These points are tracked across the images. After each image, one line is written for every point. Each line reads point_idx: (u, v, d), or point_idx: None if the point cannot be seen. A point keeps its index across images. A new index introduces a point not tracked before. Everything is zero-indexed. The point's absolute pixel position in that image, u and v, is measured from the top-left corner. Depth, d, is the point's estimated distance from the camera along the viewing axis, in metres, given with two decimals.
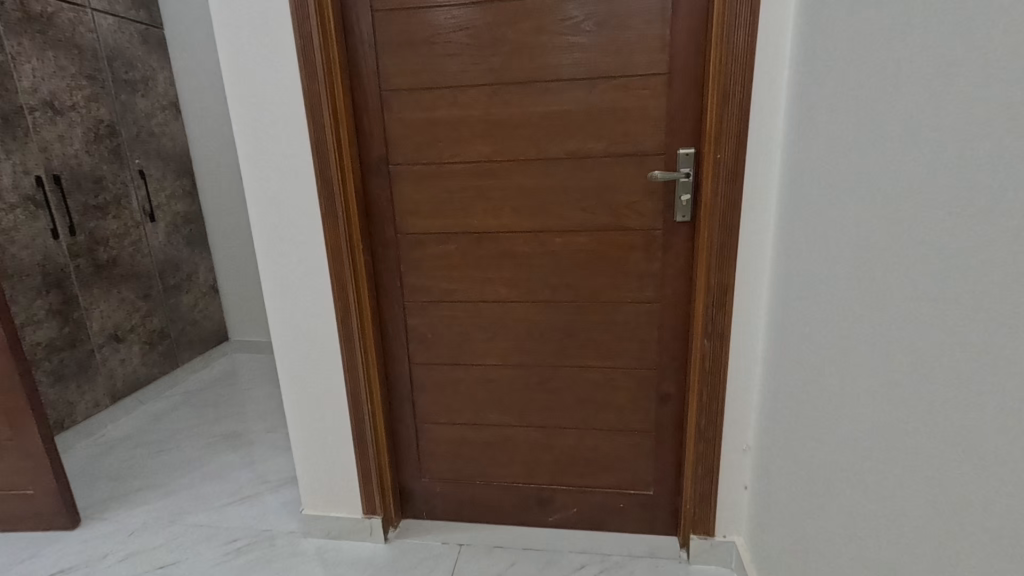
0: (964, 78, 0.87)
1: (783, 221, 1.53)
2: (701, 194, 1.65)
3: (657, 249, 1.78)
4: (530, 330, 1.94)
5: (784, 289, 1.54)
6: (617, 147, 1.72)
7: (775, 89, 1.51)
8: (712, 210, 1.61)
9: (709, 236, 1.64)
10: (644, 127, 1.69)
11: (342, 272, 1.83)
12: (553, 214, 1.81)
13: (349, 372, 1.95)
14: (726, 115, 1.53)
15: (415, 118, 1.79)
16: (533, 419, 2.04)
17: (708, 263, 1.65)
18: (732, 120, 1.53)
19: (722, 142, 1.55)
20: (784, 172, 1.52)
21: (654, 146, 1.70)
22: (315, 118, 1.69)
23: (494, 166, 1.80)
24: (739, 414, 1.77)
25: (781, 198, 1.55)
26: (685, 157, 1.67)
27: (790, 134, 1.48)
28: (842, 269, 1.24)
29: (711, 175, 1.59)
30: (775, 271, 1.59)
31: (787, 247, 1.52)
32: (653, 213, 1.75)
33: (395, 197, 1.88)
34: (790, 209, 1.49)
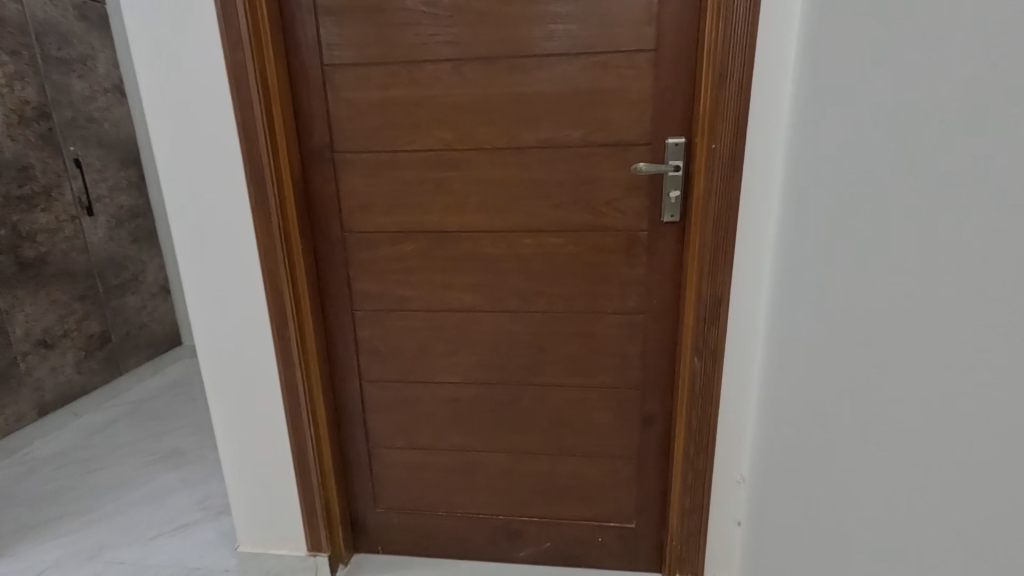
0: (996, 33, 0.65)
1: (787, 217, 1.30)
2: (693, 189, 1.43)
3: (641, 253, 1.56)
4: (497, 343, 1.70)
5: (784, 302, 1.32)
6: (596, 135, 1.49)
7: (780, 66, 1.28)
8: (704, 208, 1.39)
9: (700, 239, 1.41)
10: (626, 112, 1.46)
11: (276, 276, 1.57)
12: (522, 212, 1.58)
13: (287, 392, 1.69)
14: (723, 98, 1.31)
15: (364, 98, 1.54)
16: (501, 443, 1.81)
17: (698, 269, 1.43)
18: (730, 104, 1.31)
19: (716, 130, 1.33)
20: (789, 161, 1.29)
21: (638, 135, 1.47)
22: (242, 94, 1.43)
23: (455, 156, 1.56)
24: (733, 440, 1.56)
25: (784, 196, 1.32)
26: (674, 148, 1.45)
27: (798, 113, 1.24)
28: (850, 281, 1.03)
29: (705, 167, 1.36)
30: (777, 276, 1.36)
31: (789, 249, 1.29)
32: (637, 212, 1.53)
33: (342, 190, 1.62)
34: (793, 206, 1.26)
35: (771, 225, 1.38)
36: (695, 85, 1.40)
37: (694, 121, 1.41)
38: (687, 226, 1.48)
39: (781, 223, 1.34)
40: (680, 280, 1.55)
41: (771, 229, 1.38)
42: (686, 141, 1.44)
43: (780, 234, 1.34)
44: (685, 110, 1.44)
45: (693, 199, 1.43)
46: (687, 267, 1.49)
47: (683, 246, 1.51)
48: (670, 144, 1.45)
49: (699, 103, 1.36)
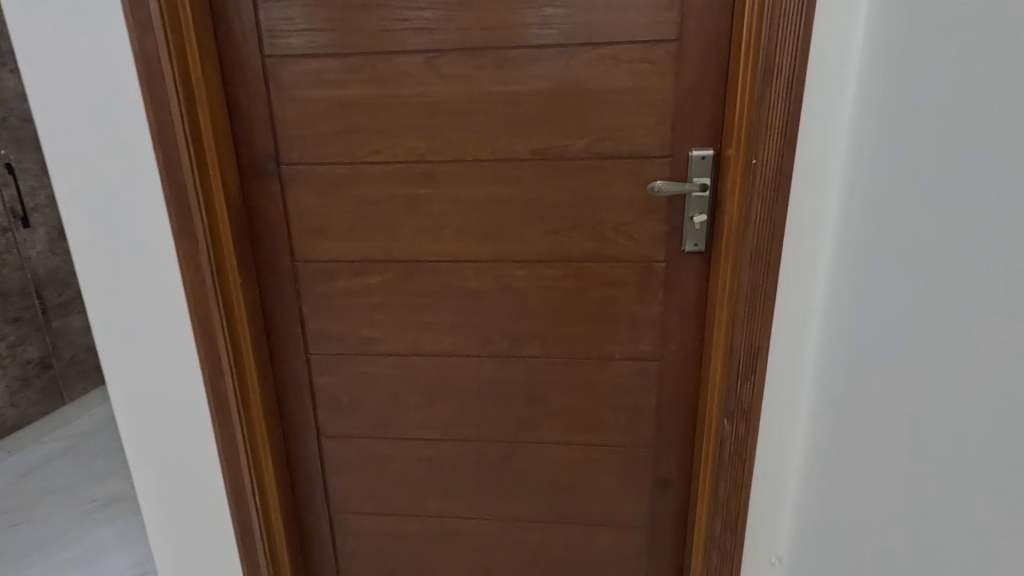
0: None
1: (853, 249, 1.06)
2: (722, 211, 1.16)
3: (657, 288, 1.28)
4: (482, 394, 1.42)
5: (844, 359, 1.09)
6: (603, 145, 1.21)
7: (843, 73, 1.04)
8: (738, 234, 1.11)
9: (731, 273, 1.14)
10: (641, 117, 1.18)
11: (207, 316, 1.27)
12: (513, 238, 1.29)
13: (225, 455, 1.38)
14: (766, 102, 1.03)
15: (317, 97, 1.24)
16: (487, 509, 1.52)
17: (730, 311, 1.16)
18: (776, 110, 1.04)
19: (755, 142, 1.05)
20: (854, 180, 1.05)
21: (656, 144, 1.20)
22: (155, 91, 1.13)
23: (430, 170, 1.27)
24: (768, 507, 1.30)
25: (842, 231, 1.09)
26: (699, 161, 1.18)
27: (871, 122, 1.00)
28: (957, 346, 0.78)
29: (739, 185, 1.09)
30: (837, 319, 1.12)
31: (858, 288, 1.04)
32: (653, 239, 1.25)
33: (292, 210, 1.32)
34: (859, 245, 1.04)
35: (827, 256, 1.14)
36: (729, 83, 1.13)
37: (726, 128, 1.14)
38: (715, 255, 1.21)
39: (841, 254, 1.10)
40: (705, 320, 1.27)
41: (825, 261, 1.14)
42: (714, 153, 1.17)
43: (841, 268, 1.10)
44: (714, 115, 1.16)
45: (723, 223, 1.16)
46: (714, 307, 1.21)
47: (709, 280, 1.24)
48: (695, 156, 1.18)
49: (733, 105, 1.10)
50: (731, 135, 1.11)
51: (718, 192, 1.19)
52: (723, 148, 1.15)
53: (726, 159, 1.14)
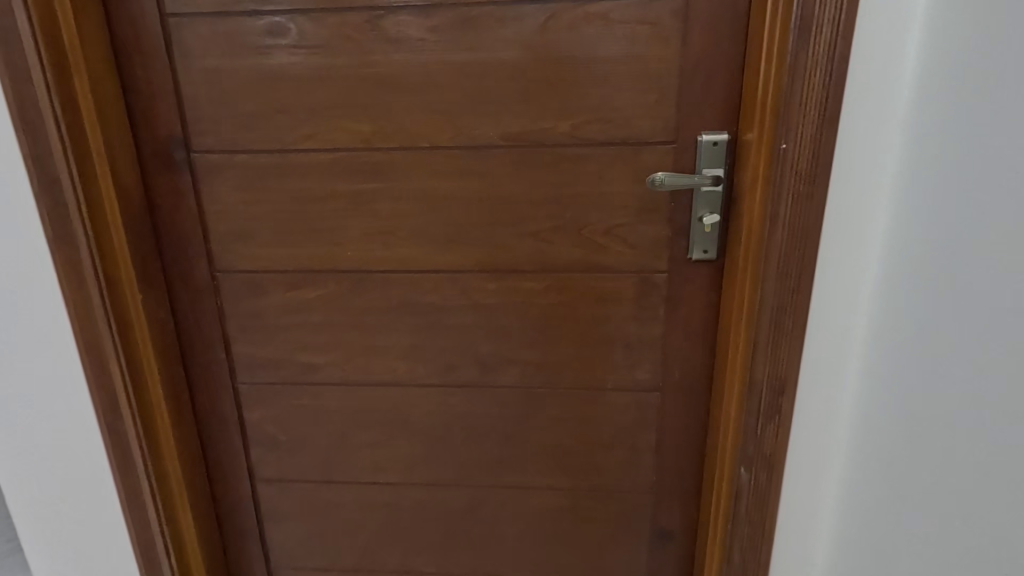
0: None
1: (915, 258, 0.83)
2: (740, 209, 0.92)
3: (657, 304, 1.05)
4: (447, 430, 1.18)
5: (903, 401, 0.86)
6: (591, 128, 0.98)
7: (898, 32, 0.80)
8: (760, 240, 0.88)
9: (750, 288, 0.91)
10: (637, 94, 0.95)
11: (97, 341, 1.02)
12: (480, 244, 1.05)
13: (129, 510, 1.12)
14: (800, 68, 0.80)
15: (234, 68, 0.99)
16: (455, 564, 1.28)
17: (749, 335, 0.93)
18: (814, 79, 0.80)
19: (785, 121, 0.82)
20: (917, 173, 0.82)
21: (656, 127, 0.96)
22: (13, 57, 0.88)
23: (377, 159, 1.03)
24: (793, 567, 1.08)
25: (896, 237, 0.86)
26: (710, 148, 0.95)
27: (944, 95, 0.77)
28: None
29: (763, 177, 0.86)
30: (890, 347, 0.88)
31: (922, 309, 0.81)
32: (652, 245, 1.02)
33: (208, 209, 1.07)
34: (927, 255, 0.80)
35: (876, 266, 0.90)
36: (751, 48, 0.89)
37: (746, 106, 0.90)
38: (730, 263, 0.98)
39: (895, 266, 0.87)
40: (718, 342, 1.04)
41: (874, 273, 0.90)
42: (728, 138, 0.94)
43: (896, 283, 0.87)
44: (728, 91, 0.93)
45: (740, 225, 0.93)
46: (730, 329, 0.98)
47: (723, 293, 1.01)
48: (705, 142, 0.95)
49: (756, 75, 0.86)
50: (753, 114, 0.87)
51: (733, 186, 0.96)
52: (742, 131, 0.92)
53: (745, 144, 0.91)
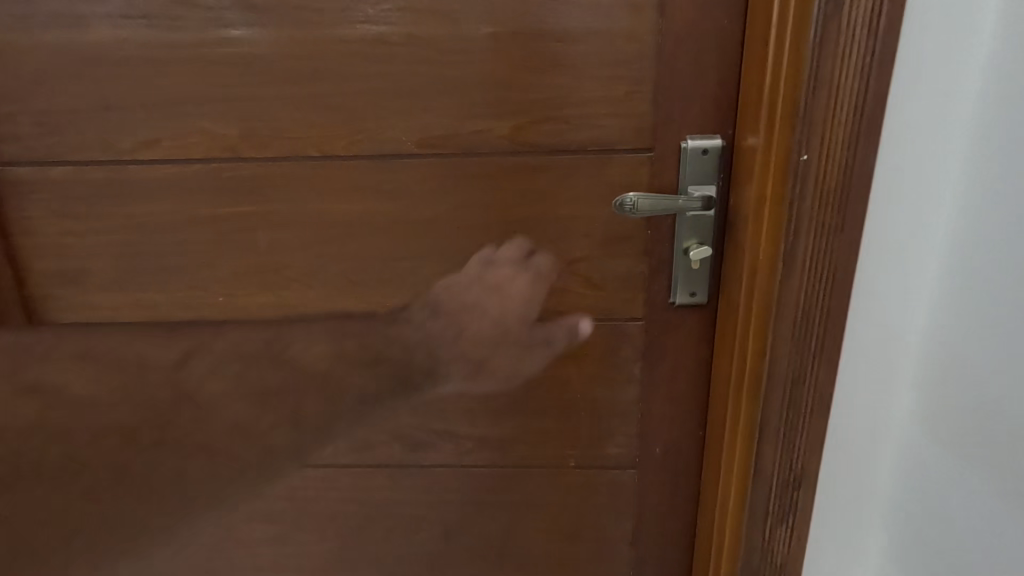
0: None
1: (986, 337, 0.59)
2: (740, 241, 0.67)
3: (631, 361, 0.81)
4: (367, 521, 0.91)
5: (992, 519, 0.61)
6: (539, 131, 0.72)
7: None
8: (769, 289, 0.63)
9: (755, 351, 0.66)
10: (599, 85, 0.70)
11: None
12: (396, 286, 0.79)
13: None
14: (829, 40, 0.54)
15: (37, 48, 0.71)
16: None
17: (755, 412, 0.68)
18: (851, 55, 0.54)
19: (806, 118, 0.56)
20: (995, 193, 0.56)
21: (625, 129, 0.71)
22: None
23: (251, 173, 0.75)
24: None
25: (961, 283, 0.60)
26: (698, 158, 0.70)
27: None
28: None
29: (772, 201, 0.60)
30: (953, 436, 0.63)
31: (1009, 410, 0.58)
32: (623, 286, 0.77)
33: (19, 241, 0.78)
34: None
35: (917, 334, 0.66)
36: (755, 17, 0.63)
37: (747, 99, 0.65)
38: (726, 312, 0.73)
39: (958, 323, 0.61)
40: (711, 408, 0.80)
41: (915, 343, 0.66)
42: (721, 144, 0.69)
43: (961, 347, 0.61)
44: (721, 81, 0.68)
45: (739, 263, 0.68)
46: (728, 398, 0.73)
47: (717, 348, 0.76)
48: (691, 150, 0.70)
49: (763, 54, 0.60)
50: (757, 110, 0.62)
51: (728, 208, 0.71)
52: (741, 134, 0.67)
53: (745, 152, 0.66)
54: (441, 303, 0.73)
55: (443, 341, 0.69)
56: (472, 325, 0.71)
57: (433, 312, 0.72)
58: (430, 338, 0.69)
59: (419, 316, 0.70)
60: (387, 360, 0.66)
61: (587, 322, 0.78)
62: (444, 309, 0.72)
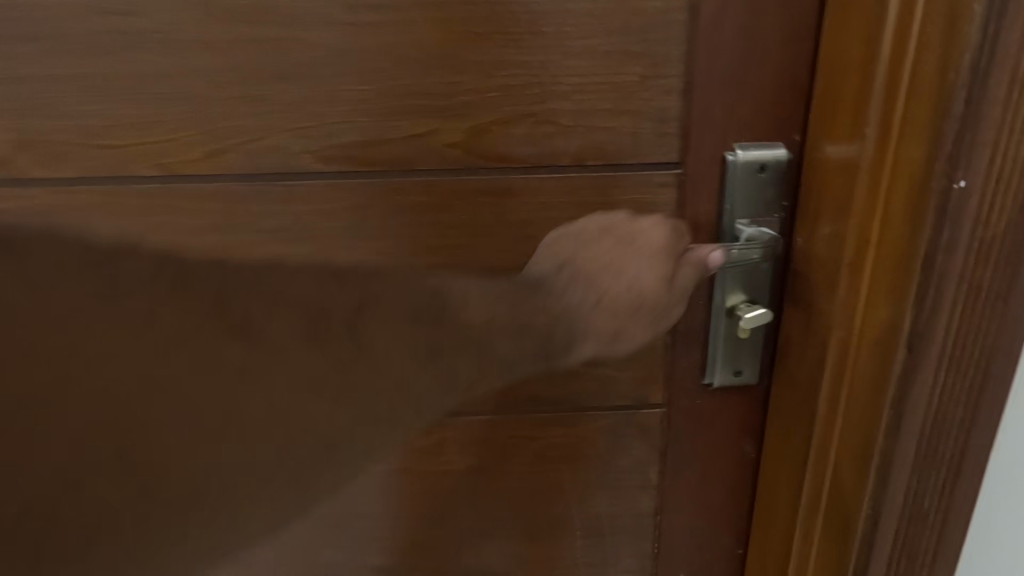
0: None
1: None
2: (819, 306, 0.44)
3: (646, 461, 0.57)
4: None
5: None
6: (510, 136, 0.47)
7: None
8: (881, 381, 0.41)
9: (852, 469, 0.44)
10: (602, 65, 0.45)
11: None
12: None
13: None
14: None
15: None
16: None
17: (848, 555, 0.46)
18: None
19: (967, 114, 0.33)
20: None
21: (641, 134, 0.47)
22: None
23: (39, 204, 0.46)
24: None
25: None
26: (752, 177, 0.46)
27: None
28: None
29: (891, 251, 0.38)
30: None
31: None
32: (637, 361, 0.53)
33: None
34: None
35: None
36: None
37: (832, 88, 0.42)
38: (786, 400, 0.50)
39: None
40: (755, 519, 0.57)
41: None
42: (786, 157, 0.46)
43: None
44: (787, 60, 0.44)
45: (817, 338, 0.45)
46: (793, 523, 0.50)
47: (770, 446, 0.53)
48: (743, 165, 0.46)
49: (871, 12, 0.38)
50: (858, 105, 0.39)
51: (790, 248, 0.48)
52: (819, 141, 0.44)
53: (829, 168, 0.42)
54: (569, 258, 0.44)
55: (579, 313, 0.43)
56: (619, 292, 0.43)
57: (566, 271, 0.44)
58: (568, 310, 0.42)
59: (563, 283, 0.43)
60: (529, 334, 0.41)
61: (718, 254, 0.45)
62: (578, 262, 0.44)
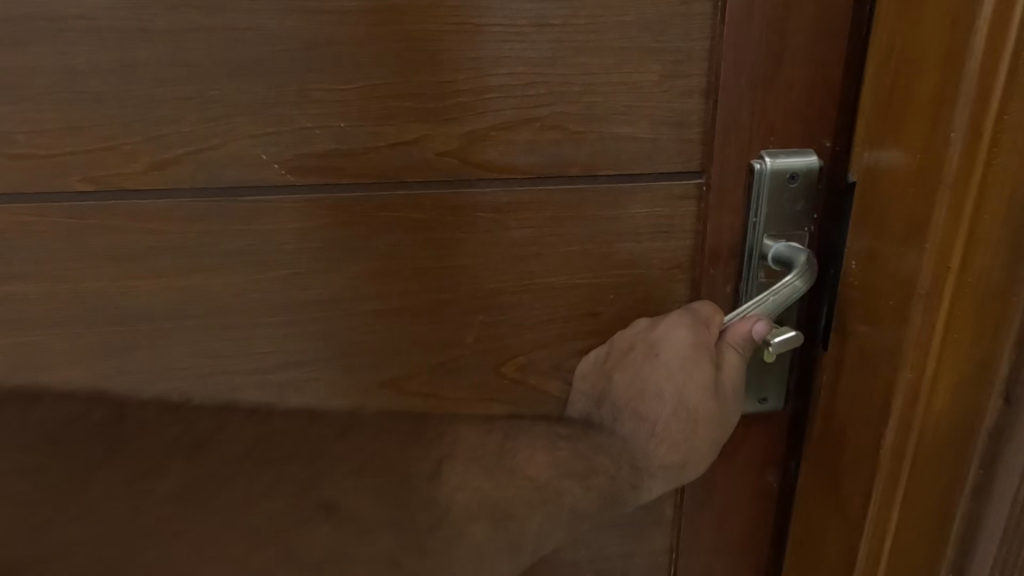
0: None
1: None
2: (878, 337, 0.40)
3: (663, 497, 0.52)
4: None
5: None
6: (513, 142, 0.41)
7: None
8: (957, 406, 0.39)
9: (926, 498, 0.42)
10: (617, 62, 0.40)
11: None
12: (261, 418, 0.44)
13: None
14: None
15: None
16: None
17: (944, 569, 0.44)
18: None
19: None
20: None
21: (660, 140, 0.42)
22: None
23: None
24: None
25: None
26: (782, 187, 0.42)
27: None
28: None
29: (986, 263, 0.36)
30: None
31: None
32: None
33: None
34: None
35: None
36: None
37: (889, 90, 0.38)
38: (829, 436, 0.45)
39: None
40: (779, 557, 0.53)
41: None
42: (818, 165, 0.42)
43: None
44: (819, 58, 0.40)
45: (882, 371, 0.40)
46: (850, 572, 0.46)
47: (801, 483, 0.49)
48: (772, 174, 0.42)
49: (954, 1, 0.33)
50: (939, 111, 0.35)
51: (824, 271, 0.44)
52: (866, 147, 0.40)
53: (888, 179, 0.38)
54: (604, 393, 0.46)
55: (634, 444, 0.46)
56: (659, 425, 0.45)
57: (604, 409, 0.46)
58: (627, 444, 0.46)
59: (609, 419, 0.46)
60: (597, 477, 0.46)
61: (764, 326, 0.42)
62: (612, 400, 0.46)
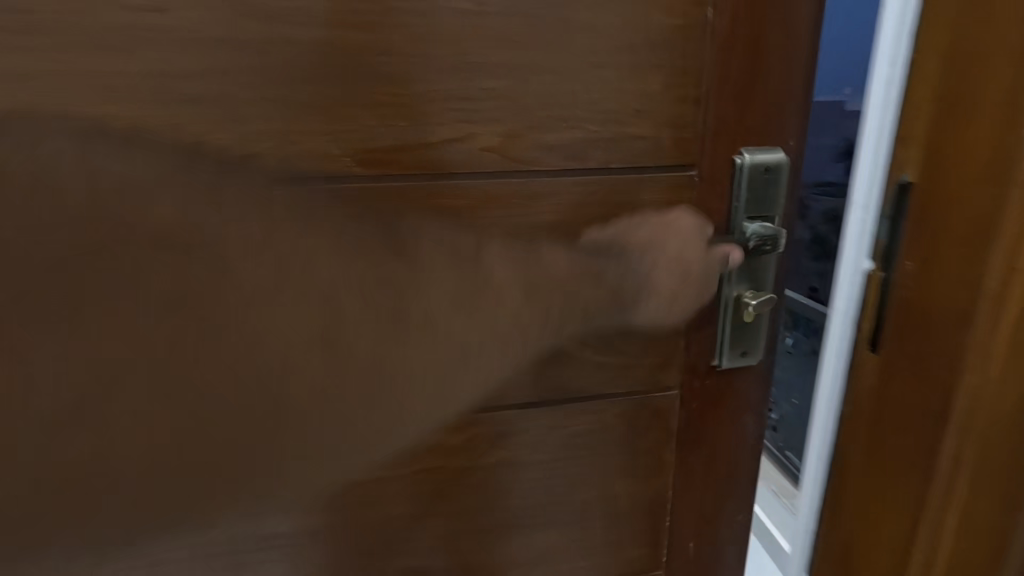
0: None
1: None
2: (947, 315, 0.47)
3: (662, 441, 0.61)
4: None
5: None
6: (542, 140, 0.49)
7: None
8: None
9: (999, 474, 0.48)
10: (628, 75, 0.49)
11: None
12: None
13: None
14: None
15: None
16: None
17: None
18: None
19: None
20: None
21: (662, 140, 0.51)
22: None
23: None
24: None
25: None
26: (757, 177, 0.52)
27: None
28: None
29: None
30: None
31: None
32: (655, 346, 0.57)
33: None
34: None
35: None
36: (934, 26, 0.47)
37: (935, 138, 0.47)
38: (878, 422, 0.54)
39: None
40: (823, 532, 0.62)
41: None
42: (785, 161, 0.52)
43: None
44: (786, 76, 0.50)
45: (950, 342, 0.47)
46: (916, 540, 0.52)
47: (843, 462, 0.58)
48: (750, 167, 0.52)
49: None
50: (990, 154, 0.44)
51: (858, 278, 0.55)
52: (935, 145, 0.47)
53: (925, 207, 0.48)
54: (618, 235, 0.51)
55: (641, 278, 0.50)
56: (663, 259, 0.50)
57: (616, 244, 0.50)
58: (637, 277, 0.50)
59: (618, 250, 0.50)
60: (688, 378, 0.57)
61: (739, 253, 0.52)
62: (626, 242, 0.50)
